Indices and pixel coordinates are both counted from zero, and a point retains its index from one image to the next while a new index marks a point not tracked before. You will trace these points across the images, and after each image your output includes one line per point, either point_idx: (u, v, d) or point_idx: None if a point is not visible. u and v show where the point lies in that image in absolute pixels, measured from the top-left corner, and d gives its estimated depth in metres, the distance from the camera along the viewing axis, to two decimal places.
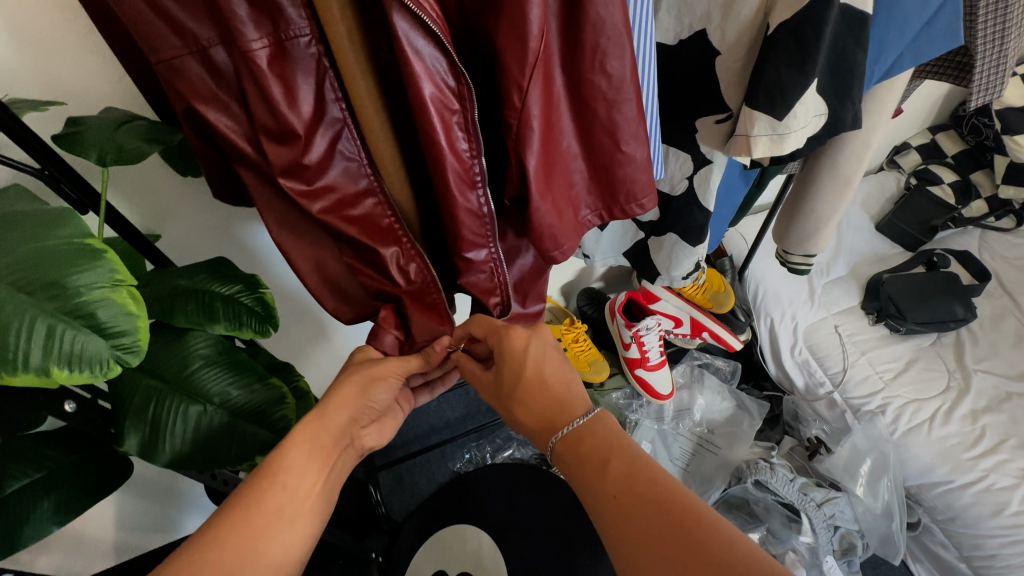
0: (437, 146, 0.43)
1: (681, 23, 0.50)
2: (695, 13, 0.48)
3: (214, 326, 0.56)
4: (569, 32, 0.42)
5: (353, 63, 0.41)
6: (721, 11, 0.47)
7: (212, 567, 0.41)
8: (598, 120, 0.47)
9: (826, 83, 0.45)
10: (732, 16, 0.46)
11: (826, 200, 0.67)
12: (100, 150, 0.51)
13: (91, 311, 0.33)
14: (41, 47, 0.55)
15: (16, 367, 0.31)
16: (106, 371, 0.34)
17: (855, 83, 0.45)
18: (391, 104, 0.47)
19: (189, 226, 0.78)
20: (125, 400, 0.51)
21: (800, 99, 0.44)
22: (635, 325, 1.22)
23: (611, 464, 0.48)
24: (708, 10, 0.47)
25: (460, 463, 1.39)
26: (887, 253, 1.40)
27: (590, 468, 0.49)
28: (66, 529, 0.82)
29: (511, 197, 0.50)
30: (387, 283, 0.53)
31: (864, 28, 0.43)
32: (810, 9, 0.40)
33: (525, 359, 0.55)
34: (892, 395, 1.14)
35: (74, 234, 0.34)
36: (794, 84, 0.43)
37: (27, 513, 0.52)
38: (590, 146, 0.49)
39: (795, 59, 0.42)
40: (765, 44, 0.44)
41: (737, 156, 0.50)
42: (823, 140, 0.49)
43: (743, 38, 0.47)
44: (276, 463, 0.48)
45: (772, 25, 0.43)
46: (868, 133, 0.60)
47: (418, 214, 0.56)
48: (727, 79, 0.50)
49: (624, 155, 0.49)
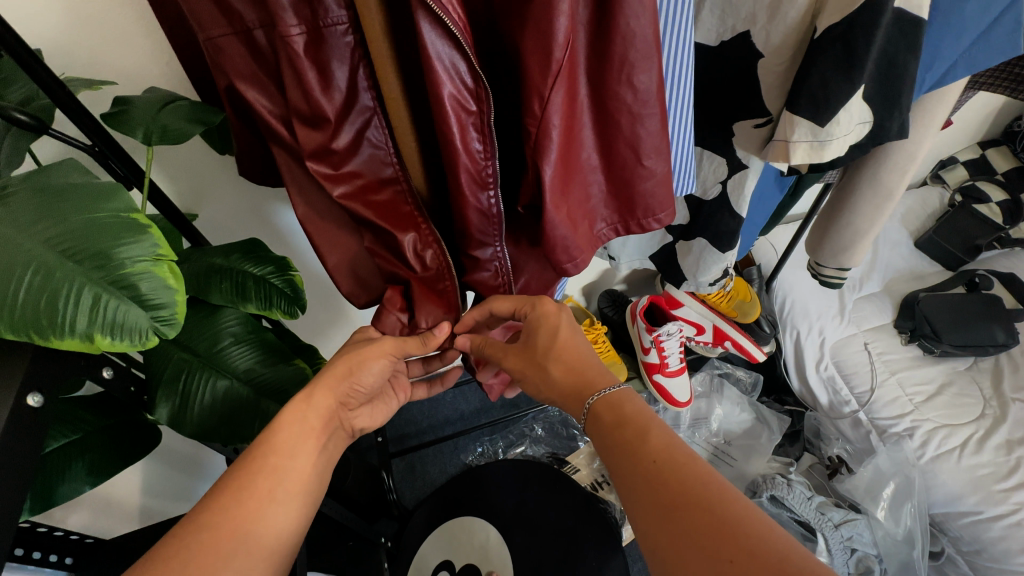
0: (453, 145, 0.43)
1: (724, 23, 0.49)
2: (740, 13, 0.47)
3: (246, 305, 0.58)
4: (596, 43, 0.41)
5: (384, 56, 0.42)
6: (767, 13, 0.45)
7: (205, 544, 0.43)
8: (621, 133, 0.46)
9: (873, 90, 0.44)
10: (778, 18, 0.45)
11: (864, 212, 0.65)
12: (145, 129, 0.53)
13: (134, 282, 0.35)
14: (98, 27, 0.58)
15: (63, 332, 0.33)
16: (145, 341, 0.35)
17: (904, 92, 0.44)
18: (419, 101, 0.48)
19: (226, 207, 0.81)
20: (158, 370, 0.53)
21: (844, 105, 0.43)
22: (657, 330, 1.19)
23: (645, 440, 0.46)
24: (753, 11, 0.46)
25: (472, 456, 1.41)
26: (925, 271, 1.35)
27: (623, 434, 0.48)
28: (97, 490, 0.86)
29: (525, 204, 0.49)
30: (401, 266, 0.53)
31: (918, 34, 0.41)
32: (862, 13, 0.39)
33: (558, 328, 0.56)
34: (921, 419, 1.10)
35: (120, 208, 0.35)
36: (839, 90, 0.42)
37: (64, 471, 0.55)
38: (611, 160, 0.48)
39: (842, 64, 0.41)
40: (811, 48, 0.43)
41: (773, 162, 0.49)
42: (866, 149, 0.48)
43: (788, 41, 0.46)
44: (265, 445, 0.50)
45: (820, 28, 0.41)
46: (913, 146, 0.58)
47: (437, 208, 0.56)
48: (769, 82, 0.49)
49: (646, 169, 0.48)
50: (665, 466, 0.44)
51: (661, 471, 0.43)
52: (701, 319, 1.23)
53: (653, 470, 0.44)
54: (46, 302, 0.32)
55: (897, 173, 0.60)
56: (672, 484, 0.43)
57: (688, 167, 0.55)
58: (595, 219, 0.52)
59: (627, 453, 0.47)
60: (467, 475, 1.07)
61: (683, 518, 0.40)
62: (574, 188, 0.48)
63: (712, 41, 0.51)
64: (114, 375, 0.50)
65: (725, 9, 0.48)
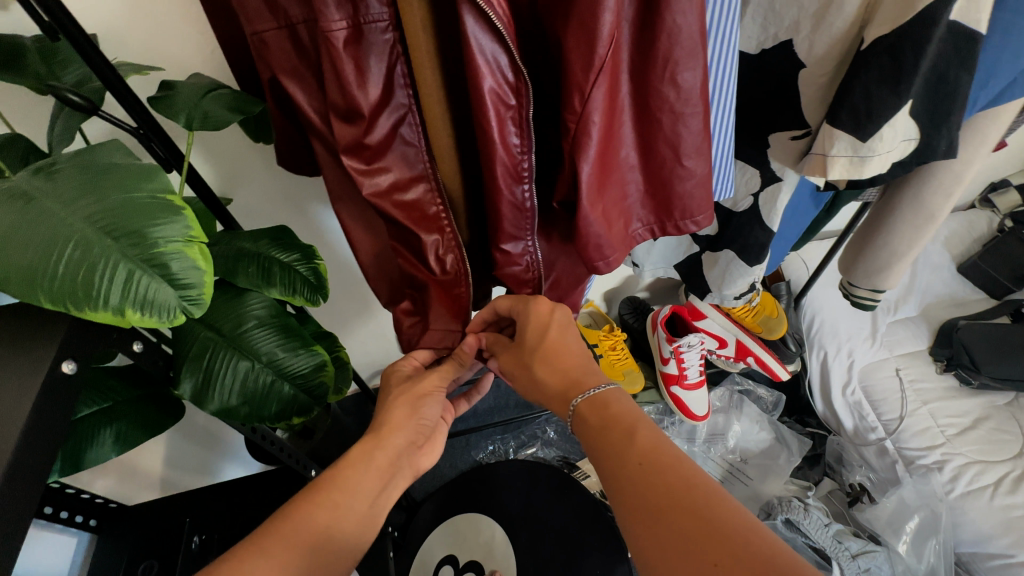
0: (490, 139, 0.43)
1: (766, 31, 0.47)
2: (783, 21, 0.46)
3: (270, 289, 0.59)
4: (642, 39, 0.41)
5: (424, 51, 0.42)
6: (812, 22, 0.44)
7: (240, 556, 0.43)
8: (661, 131, 0.45)
9: (921, 106, 0.42)
10: (824, 28, 0.43)
11: (903, 233, 0.62)
12: (188, 114, 0.55)
13: (165, 262, 0.36)
14: (147, 14, 0.60)
15: (97, 304, 0.34)
16: (172, 318, 0.37)
17: (954, 110, 0.42)
18: (455, 98, 0.48)
19: (259, 193, 0.83)
20: (185, 347, 0.55)
21: (889, 121, 0.41)
22: (677, 341, 1.18)
23: (633, 442, 0.46)
24: (798, 19, 0.45)
25: (483, 454, 1.41)
26: (966, 299, 1.29)
27: (610, 436, 0.47)
28: (124, 458, 0.90)
29: (560, 199, 0.49)
30: (421, 268, 0.54)
31: (974, 49, 0.39)
32: (913, 25, 0.37)
33: (548, 325, 0.55)
34: (952, 452, 1.05)
35: (157, 189, 0.37)
36: (884, 104, 0.40)
37: (93, 437, 0.58)
38: (649, 157, 0.48)
39: (889, 78, 0.39)
40: (857, 59, 0.41)
41: (809, 176, 0.47)
42: (909, 167, 0.46)
43: (833, 52, 0.44)
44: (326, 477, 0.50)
45: (868, 40, 0.40)
46: (961, 167, 0.55)
47: (467, 203, 0.57)
48: (810, 94, 0.47)
49: (685, 169, 0.47)
50: (653, 470, 0.43)
51: (647, 474, 0.42)
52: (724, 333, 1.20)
53: (641, 474, 0.43)
54: (82, 276, 0.33)
55: (941, 195, 0.58)
56: (661, 490, 0.41)
57: (727, 171, 0.54)
58: (630, 221, 0.52)
59: (615, 456, 0.46)
60: (477, 472, 1.08)
61: (672, 525, 0.39)
62: (614, 190, 0.48)
63: (752, 49, 0.49)
64: (143, 349, 0.52)
65: (767, 17, 0.47)
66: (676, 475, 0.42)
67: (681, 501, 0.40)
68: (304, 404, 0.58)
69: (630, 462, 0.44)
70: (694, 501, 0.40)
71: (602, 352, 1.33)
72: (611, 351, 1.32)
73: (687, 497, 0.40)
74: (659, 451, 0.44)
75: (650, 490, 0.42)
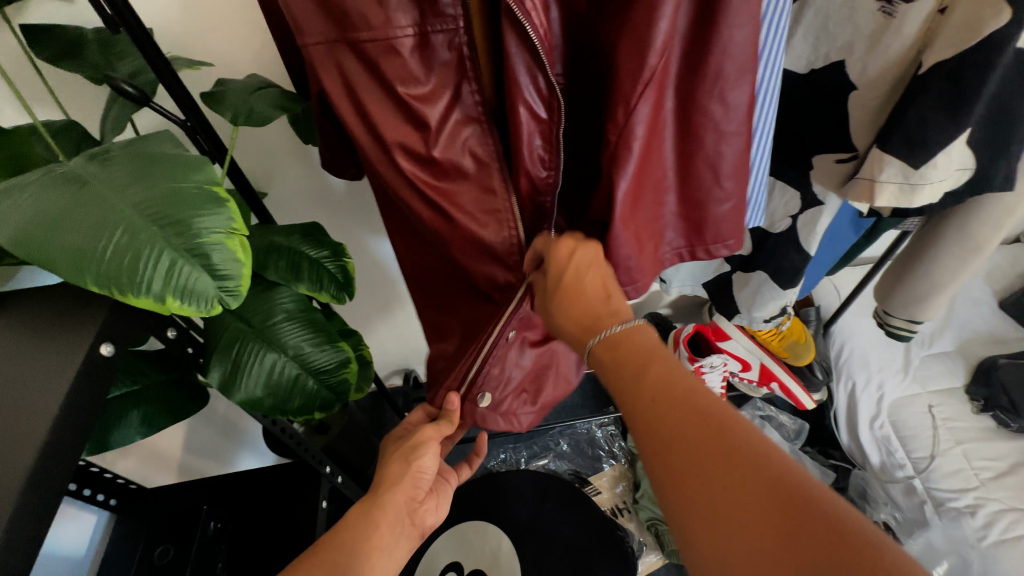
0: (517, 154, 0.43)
1: (816, 51, 0.46)
2: (835, 42, 0.45)
3: (298, 284, 0.60)
4: (687, 60, 0.41)
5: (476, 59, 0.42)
6: (867, 44, 0.43)
7: None
8: (701, 151, 0.45)
9: (980, 133, 0.41)
10: (879, 50, 0.42)
11: (946, 264, 0.60)
12: (234, 110, 0.56)
13: (207, 252, 0.37)
14: (201, 12, 0.62)
15: (139, 290, 0.35)
16: (209, 308, 0.37)
17: (1015, 138, 0.41)
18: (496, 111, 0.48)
19: (293, 189, 0.85)
20: (215, 335, 0.56)
21: (945, 148, 0.40)
22: (699, 360, 1.16)
23: (668, 412, 0.36)
24: (851, 40, 0.43)
25: (494, 462, 1.40)
26: (1008, 334, 1.22)
27: (623, 374, 0.40)
28: (148, 440, 0.92)
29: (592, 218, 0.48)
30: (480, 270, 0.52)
31: None
32: (976, 51, 0.36)
33: (565, 264, 0.45)
34: (987, 498, 0.98)
35: (204, 181, 0.38)
36: (940, 130, 0.39)
37: (121, 418, 0.59)
38: (687, 179, 0.47)
39: (947, 104, 0.38)
40: (913, 84, 0.40)
41: (854, 201, 0.46)
42: (962, 197, 0.44)
43: (888, 75, 0.43)
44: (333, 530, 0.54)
45: (925, 64, 0.39)
46: (1013, 199, 0.53)
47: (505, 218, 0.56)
48: (860, 116, 0.46)
49: (722, 191, 0.46)
50: (695, 452, 0.34)
51: (691, 422, 0.35)
52: (748, 355, 1.16)
53: (680, 457, 0.34)
54: (129, 262, 0.34)
55: (992, 227, 0.55)
56: (707, 482, 0.32)
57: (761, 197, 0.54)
58: (659, 245, 0.50)
59: (632, 393, 0.39)
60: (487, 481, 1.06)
61: (726, 528, 0.31)
62: (646, 215, 0.47)
63: (800, 69, 0.48)
64: (176, 334, 0.53)
65: (817, 38, 0.46)
66: (730, 456, 0.32)
67: (736, 500, 0.31)
68: (325, 400, 0.59)
69: (666, 442, 0.35)
70: (751, 496, 0.31)
71: None
72: None
73: (743, 490, 0.31)
74: (704, 420, 0.34)
75: (694, 480, 0.33)
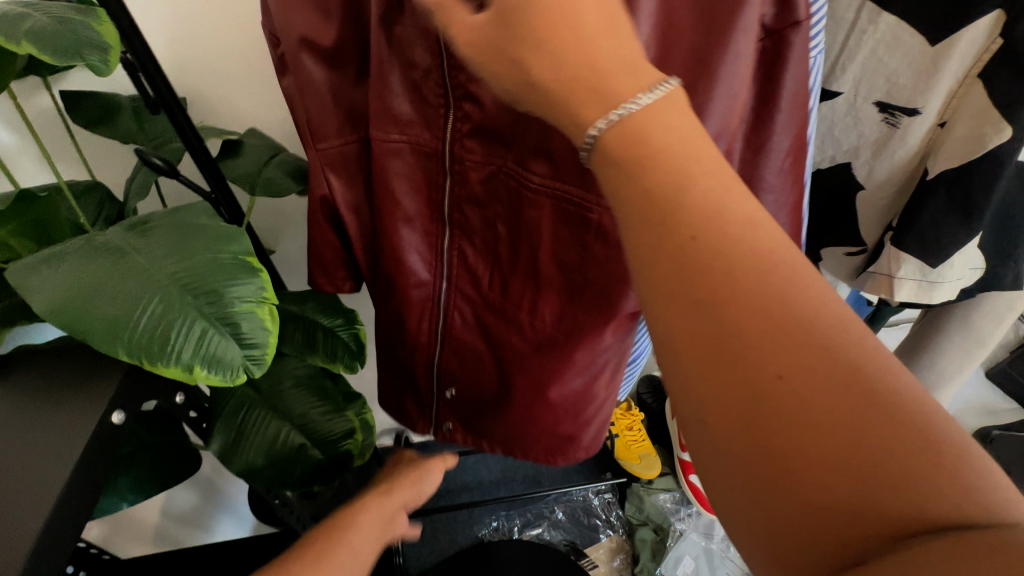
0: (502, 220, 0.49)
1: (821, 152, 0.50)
2: (841, 146, 0.48)
3: (313, 355, 0.60)
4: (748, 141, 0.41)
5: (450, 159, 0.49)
6: (872, 150, 0.46)
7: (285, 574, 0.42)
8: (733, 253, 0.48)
9: (985, 237, 0.44)
10: (884, 155, 0.46)
11: (952, 355, 0.62)
12: (249, 182, 0.58)
13: (236, 321, 0.36)
14: (230, 84, 0.65)
15: (168, 360, 0.34)
16: (234, 377, 0.36)
17: (1019, 242, 0.44)
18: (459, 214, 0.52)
19: (299, 248, 0.85)
20: (222, 399, 0.55)
21: (959, 249, 0.43)
22: None
23: (743, 320, 0.22)
24: (857, 145, 0.47)
25: (485, 531, 1.33)
26: (997, 407, 1.25)
27: (646, 191, 0.24)
28: (129, 509, 0.87)
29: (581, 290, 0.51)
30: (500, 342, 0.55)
31: None
32: (981, 162, 0.39)
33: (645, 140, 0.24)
34: None
35: (238, 250, 0.38)
36: (952, 232, 0.42)
37: (110, 485, 0.57)
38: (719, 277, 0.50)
39: (956, 208, 0.41)
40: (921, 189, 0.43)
41: (874, 292, 0.49)
42: (971, 293, 0.47)
43: (894, 178, 0.46)
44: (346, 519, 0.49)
45: (931, 171, 0.42)
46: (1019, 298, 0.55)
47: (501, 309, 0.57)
48: (868, 212, 0.49)
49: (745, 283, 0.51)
50: (763, 393, 0.22)
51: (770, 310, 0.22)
52: None
53: (744, 403, 0.22)
54: (157, 341, 0.34)
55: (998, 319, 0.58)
56: (776, 435, 0.22)
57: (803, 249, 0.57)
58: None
59: (658, 213, 0.24)
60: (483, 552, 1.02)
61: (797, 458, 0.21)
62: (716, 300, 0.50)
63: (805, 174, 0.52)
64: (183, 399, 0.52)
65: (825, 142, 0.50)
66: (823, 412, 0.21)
67: (816, 472, 0.21)
68: (330, 469, 0.56)
69: (728, 392, 0.22)
70: (837, 466, 0.21)
71: (618, 432, 1.37)
72: (627, 432, 1.36)
73: (841, 472, 0.21)
74: (793, 344, 0.22)
75: (752, 434, 0.22)
